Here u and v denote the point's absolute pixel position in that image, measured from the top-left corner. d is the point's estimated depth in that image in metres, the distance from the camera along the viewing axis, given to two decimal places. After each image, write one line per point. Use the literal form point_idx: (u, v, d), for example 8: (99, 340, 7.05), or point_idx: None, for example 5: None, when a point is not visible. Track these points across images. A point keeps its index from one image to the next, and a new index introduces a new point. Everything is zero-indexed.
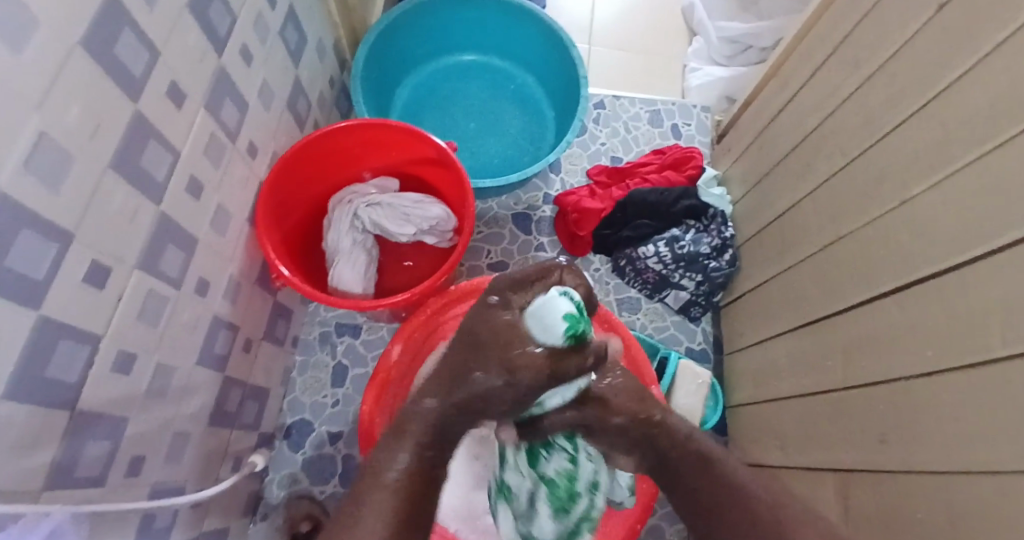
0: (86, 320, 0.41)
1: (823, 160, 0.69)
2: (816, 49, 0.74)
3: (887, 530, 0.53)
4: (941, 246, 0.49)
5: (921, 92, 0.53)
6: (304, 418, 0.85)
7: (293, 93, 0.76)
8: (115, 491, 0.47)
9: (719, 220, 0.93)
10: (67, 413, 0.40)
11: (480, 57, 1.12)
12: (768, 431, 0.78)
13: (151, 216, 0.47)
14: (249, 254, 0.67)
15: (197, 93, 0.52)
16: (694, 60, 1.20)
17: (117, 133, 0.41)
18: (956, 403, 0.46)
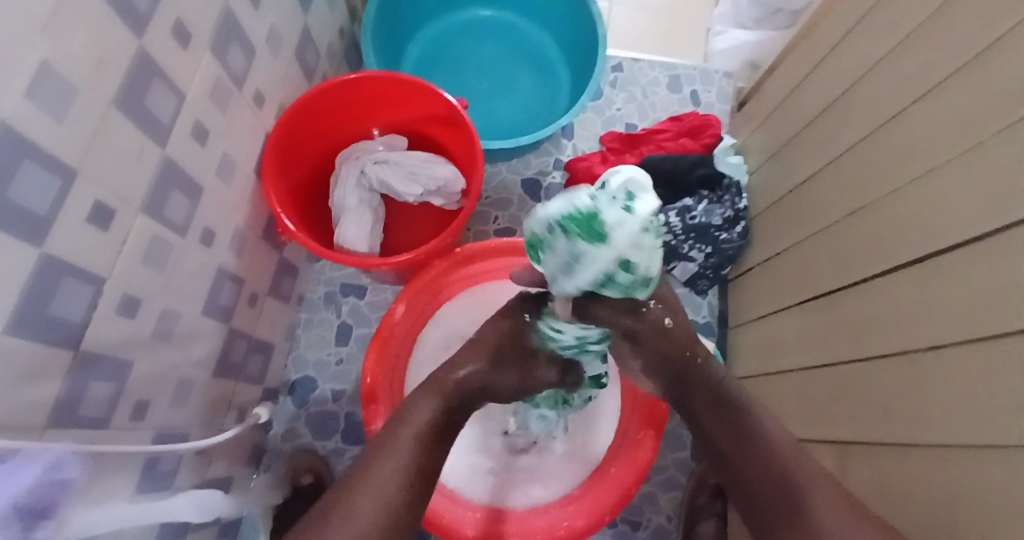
0: (91, 259, 0.41)
1: (848, 130, 0.67)
2: (847, 12, 0.71)
3: (885, 502, 0.53)
4: (960, 219, 0.48)
5: (954, 57, 0.51)
6: (308, 375, 0.86)
7: (301, 42, 0.73)
8: (121, 433, 0.48)
9: (734, 191, 0.91)
10: (71, 352, 0.40)
11: (495, 13, 1.08)
12: (769, 403, 0.78)
13: (156, 159, 0.46)
14: (255, 206, 0.67)
15: (203, 33, 0.50)
16: (720, 24, 1.14)
17: (119, 68, 0.40)
18: (966, 378, 0.45)
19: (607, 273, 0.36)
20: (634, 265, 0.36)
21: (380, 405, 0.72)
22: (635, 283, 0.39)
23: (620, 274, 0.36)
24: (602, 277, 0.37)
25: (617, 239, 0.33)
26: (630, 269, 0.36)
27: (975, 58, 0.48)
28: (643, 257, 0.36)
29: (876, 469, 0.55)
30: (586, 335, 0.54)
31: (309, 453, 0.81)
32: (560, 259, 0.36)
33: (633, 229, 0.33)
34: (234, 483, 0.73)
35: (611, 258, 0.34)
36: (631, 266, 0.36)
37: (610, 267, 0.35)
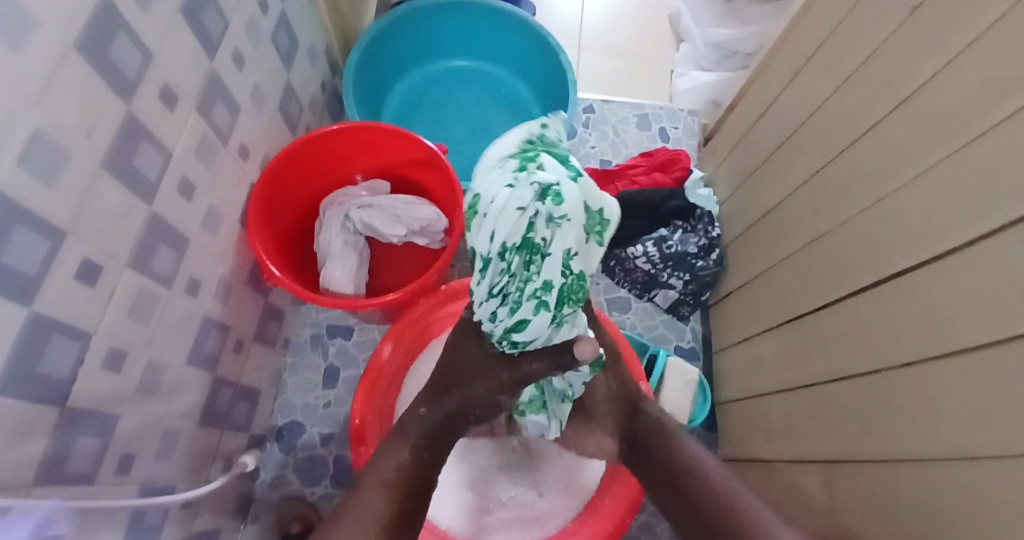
0: (78, 316, 0.42)
1: (804, 161, 0.71)
2: (795, 54, 0.76)
3: (874, 520, 0.54)
4: (914, 241, 0.51)
5: (894, 94, 0.55)
6: (295, 420, 0.85)
7: (284, 96, 0.77)
8: (106, 488, 0.47)
9: (706, 220, 0.95)
10: (57, 409, 0.40)
11: (471, 61, 1.13)
12: (756, 425, 0.79)
13: (143, 215, 0.48)
14: (240, 254, 0.68)
15: (190, 95, 0.53)
16: (681, 65, 1.22)
17: (109, 132, 0.42)
18: (935, 392, 0.47)
19: (543, 233, 0.32)
20: (536, 248, 0.33)
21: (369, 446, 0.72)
22: (537, 276, 0.35)
23: (513, 256, 0.33)
24: (493, 254, 0.33)
25: (504, 196, 0.32)
26: (526, 253, 0.33)
27: (913, 94, 0.53)
28: (574, 216, 0.33)
29: (859, 486, 0.56)
30: (495, 331, 0.43)
31: (298, 500, 0.79)
32: (496, 221, 0.32)
33: (526, 190, 0.31)
34: (220, 535, 0.71)
35: (502, 225, 0.32)
36: (529, 248, 0.33)
37: (501, 241, 0.32)
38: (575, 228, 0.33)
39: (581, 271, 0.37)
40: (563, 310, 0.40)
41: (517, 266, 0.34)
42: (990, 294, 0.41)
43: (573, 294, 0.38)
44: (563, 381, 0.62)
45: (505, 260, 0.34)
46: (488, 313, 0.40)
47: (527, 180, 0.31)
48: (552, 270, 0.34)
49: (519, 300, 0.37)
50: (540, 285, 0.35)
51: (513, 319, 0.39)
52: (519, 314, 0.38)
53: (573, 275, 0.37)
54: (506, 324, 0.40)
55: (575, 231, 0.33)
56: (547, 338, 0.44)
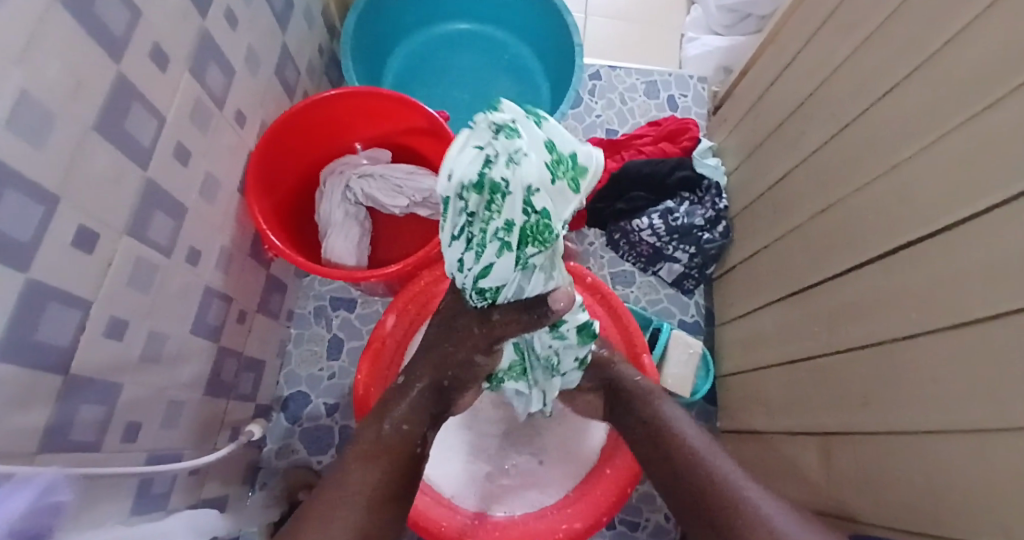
0: (75, 284, 0.41)
1: (817, 128, 0.68)
2: (811, 16, 0.73)
3: (872, 491, 0.54)
4: (928, 210, 0.49)
5: (910, 58, 0.53)
6: (301, 390, 0.86)
7: (280, 61, 0.74)
8: (112, 455, 0.48)
9: (714, 191, 0.93)
10: (59, 377, 0.40)
11: (473, 26, 1.09)
12: (755, 398, 0.80)
13: (138, 182, 0.47)
14: (241, 224, 0.67)
15: (181, 57, 0.51)
16: (692, 31, 1.18)
17: (98, 94, 0.41)
18: (937, 364, 0.46)
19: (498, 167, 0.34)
20: (496, 185, 0.34)
21: None
22: (498, 215, 0.36)
23: (471, 193, 0.35)
24: (452, 192, 0.35)
25: (467, 138, 0.35)
26: (487, 190, 0.34)
27: (931, 56, 0.50)
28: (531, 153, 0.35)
29: (857, 456, 0.57)
30: (464, 283, 0.43)
31: (305, 468, 0.80)
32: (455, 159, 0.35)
33: (485, 131, 0.35)
34: (229, 502, 0.72)
35: (460, 162, 0.34)
36: (490, 185, 0.34)
37: (458, 177, 0.35)
38: (538, 163, 0.35)
39: (547, 214, 0.36)
40: (530, 254, 0.39)
41: (477, 204, 0.36)
42: (1001, 265, 0.40)
43: (538, 238, 0.38)
44: (546, 346, 0.60)
45: (463, 198, 0.35)
46: (456, 265, 0.41)
47: (486, 121, 0.35)
48: (514, 206, 0.35)
49: (483, 243, 0.38)
50: (502, 226, 0.36)
51: (479, 265, 0.39)
52: (483, 258, 0.39)
53: (536, 217, 0.36)
54: (473, 272, 0.41)
55: (536, 165, 0.35)
56: (519, 289, 0.44)
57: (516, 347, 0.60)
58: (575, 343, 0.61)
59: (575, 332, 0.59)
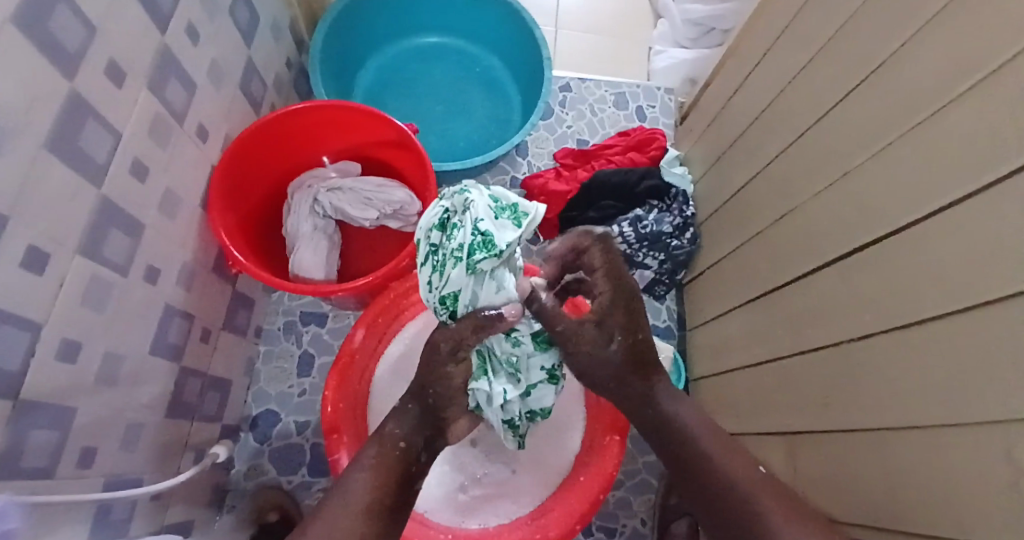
0: (26, 306, 0.39)
1: (775, 137, 0.71)
2: (767, 30, 0.76)
3: (834, 492, 0.55)
4: (883, 214, 0.51)
5: (860, 69, 0.55)
6: (270, 408, 0.84)
7: (245, 74, 0.73)
8: (66, 483, 0.46)
9: (681, 199, 0.95)
10: (10, 402, 0.38)
11: (444, 39, 1.10)
12: (723, 402, 0.81)
13: (93, 199, 0.46)
14: (203, 239, 0.66)
15: (139, 71, 0.50)
16: (659, 44, 1.21)
17: (51, 109, 0.40)
18: (891, 365, 0.48)
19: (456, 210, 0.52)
20: (455, 222, 0.51)
21: (342, 434, 0.69)
22: (454, 239, 0.50)
23: (437, 231, 0.52)
24: (426, 234, 0.53)
25: (439, 200, 0.54)
26: (449, 227, 0.51)
27: (880, 67, 0.52)
28: (476, 194, 0.51)
29: (820, 456, 0.58)
30: (434, 300, 0.53)
31: (274, 489, 0.78)
32: (429, 213, 0.54)
33: (447, 192, 0.54)
34: (195, 527, 0.70)
35: (431, 214, 0.53)
36: (448, 226, 0.52)
37: (428, 224, 0.53)
38: (482, 202, 0.50)
39: (487, 234, 0.49)
40: (477, 260, 0.49)
41: (440, 237, 0.52)
42: (954, 265, 0.42)
43: (483, 249, 0.48)
44: (506, 350, 0.60)
45: (431, 234, 0.53)
46: (427, 286, 0.53)
47: (450, 189, 0.53)
48: (465, 228, 0.49)
49: (445, 260, 0.51)
50: (456, 247, 0.50)
51: (443, 280, 0.51)
52: (445, 272, 0.51)
53: (482, 237, 0.49)
54: (439, 287, 0.51)
55: (481, 203, 0.50)
56: (474, 297, 0.51)
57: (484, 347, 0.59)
58: (537, 351, 0.61)
59: (531, 339, 0.61)
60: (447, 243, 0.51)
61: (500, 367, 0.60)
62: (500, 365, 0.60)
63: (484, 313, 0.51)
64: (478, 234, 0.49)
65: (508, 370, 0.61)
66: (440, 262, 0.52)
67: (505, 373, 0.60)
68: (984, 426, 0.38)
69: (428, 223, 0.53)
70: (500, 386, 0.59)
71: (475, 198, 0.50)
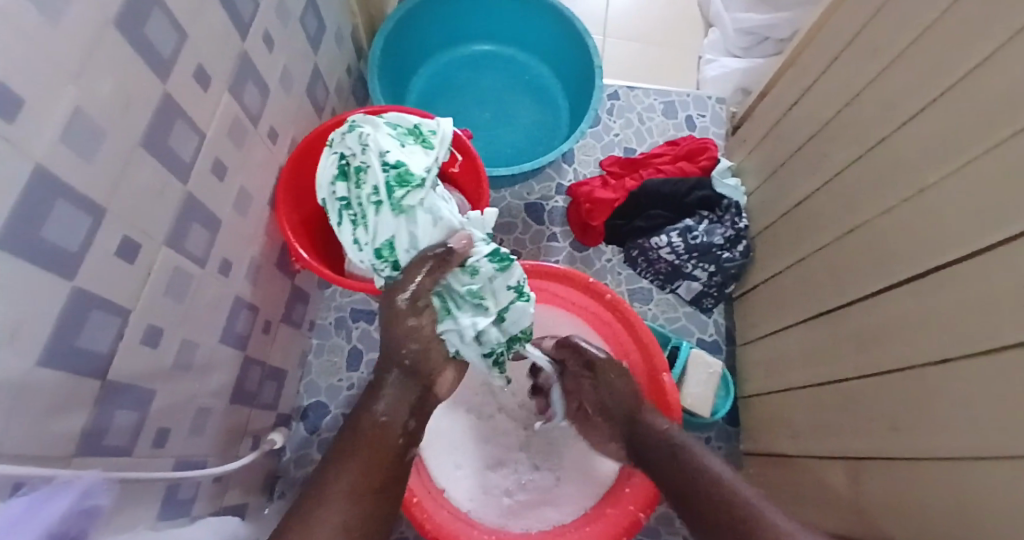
0: (117, 292, 0.42)
1: (840, 151, 0.69)
2: (833, 39, 0.74)
3: (901, 520, 0.53)
4: (960, 233, 0.48)
5: (936, 83, 0.53)
6: (320, 400, 0.86)
7: (311, 80, 0.77)
8: (142, 461, 0.49)
9: (734, 211, 0.93)
10: (97, 381, 0.41)
11: (495, 47, 1.12)
12: (779, 421, 0.79)
13: (179, 194, 0.49)
14: (269, 235, 0.69)
15: (222, 76, 0.53)
16: (710, 52, 1.20)
17: (146, 110, 0.43)
18: (967, 390, 0.46)
19: (333, 169, 0.55)
20: (357, 164, 0.53)
21: None
22: (363, 183, 0.52)
23: (341, 178, 0.54)
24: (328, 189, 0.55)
25: (330, 149, 0.56)
26: (353, 172, 0.53)
27: (959, 81, 0.50)
28: (348, 140, 0.54)
29: (886, 480, 0.56)
30: (370, 258, 0.55)
31: None
32: (322, 168, 0.56)
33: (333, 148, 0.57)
34: (249, 510, 0.73)
35: (329, 165, 0.55)
36: (348, 174, 0.54)
37: (325, 183, 0.55)
38: (382, 138, 0.53)
39: (399, 166, 0.51)
40: (397, 193, 0.51)
41: (352, 186, 0.53)
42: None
43: (403, 182, 0.51)
44: (464, 282, 0.55)
45: (335, 187, 0.54)
46: (357, 240, 0.55)
47: (339, 135, 0.55)
48: (373, 165, 0.52)
49: (366, 206, 0.52)
50: (370, 190, 0.52)
51: (368, 231, 0.53)
52: (367, 221, 0.53)
53: (394, 170, 0.51)
54: (368, 241, 0.53)
55: (378, 139, 0.52)
56: (412, 237, 0.53)
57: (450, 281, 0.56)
58: (497, 273, 0.57)
59: (488, 263, 0.55)
60: (358, 191, 0.53)
61: (463, 296, 0.56)
62: (458, 298, 0.56)
63: (434, 248, 0.52)
64: (358, 174, 0.53)
65: (470, 298, 0.56)
66: (354, 210, 0.54)
67: (466, 302, 0.56)
68: None
69: (327, 174, 0.55)
70: (467, 320, 0.55)
71: (368, 134, 0.53)
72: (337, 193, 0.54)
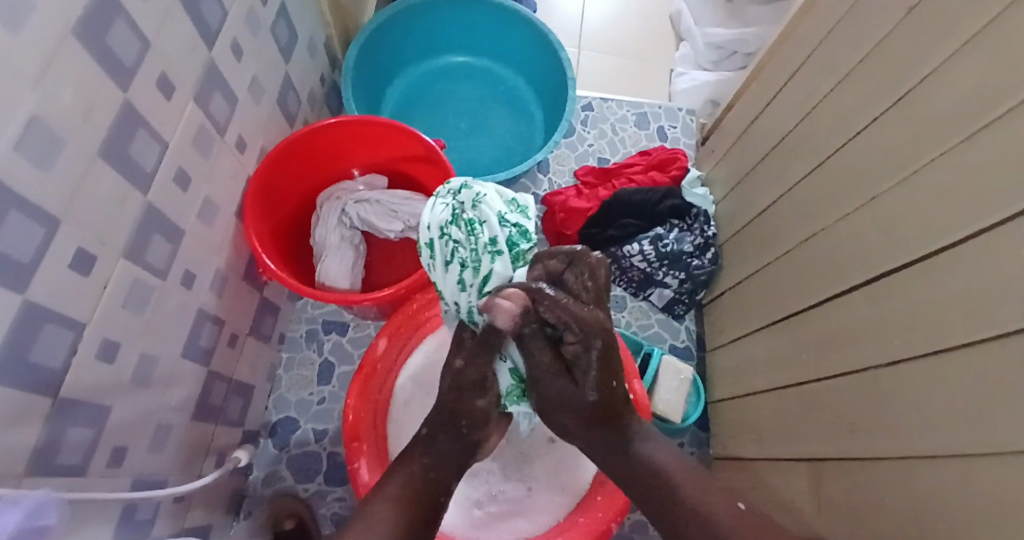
0: (72, 306, 0.41)
1: (800, 160, 0.71)
2: (794, 54, 0.77)
3: (860, 520, 0.54)
4: (911, 239, 0.50)
5: (888, 95, 0.56)
6: (290, 415, 0.85)
7: (282, 90, 0.76)
8: (98, 480, 0.47)
9: (702, 219, 0.95)
10: (50, 397, 0.40)
11: (470, 58, 1.13)
12: (744, 424, 0.80)
13: (139, 205, 0.48)
14: (236, 246, 0.68)
15: (186, 85, 0.52)
16: (681, 65, 1.22)
17: (106, 120, 0.42)
18: (920, 390, 0.48)
19: (449, 214, 0.52)
20: (472, 219, 0.52)
21: (363, 443, 0.70)
22: (483, 235, 0.52)
23: (451, 227, 0.52)
24: (438, 235, 0.53)
25: (437, 201, 0.54)
26: (465, 224, 0.52)
27: (909, 92, 0.53)
28: (472, 194, 0.53)
29: (846, 481, 0.57)
30: (469, 300, 0.54)
31: (291, 496, 0.79)
32: (436, 215, 0.53)
33: (445, 194, 0.54)
34: (213, 530, 0.70)
35: (434, 215, 0.54)
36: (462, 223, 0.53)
37: (438, 225, 0.53)
38: (497, 199, 0.53)
39: (519, 225, 0.54)
40: (518, 248, 0.54)
41: (461, 234, 0.52)
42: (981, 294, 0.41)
43: (521, 240, 0.54)
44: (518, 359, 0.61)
45: (449, 232, 0.52)
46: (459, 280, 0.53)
47: (448, 189, 0.54)
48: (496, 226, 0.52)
49: (477, 256, 0.52)
50: (488, 242, 0.52)
51: (479, 276, 0.53)
52: (482, 269, 0.52)
53: (515, 227, 0.54)
54: (476, 285, 0.53)
55: (495, 202, 0.53)
56: None
57: (509, 373, 0.59)
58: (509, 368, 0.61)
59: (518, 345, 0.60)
60: (471, 243, 0.52)
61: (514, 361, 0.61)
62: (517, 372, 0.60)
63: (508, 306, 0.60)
64: (475, 225, 0.52)
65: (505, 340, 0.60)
66: (460, 257, 0.52)
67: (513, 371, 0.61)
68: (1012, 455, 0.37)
69: (435, 224, 0.53)
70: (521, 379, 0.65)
71: (487, 194, 0.53)
72: (443, 244, 0.53)
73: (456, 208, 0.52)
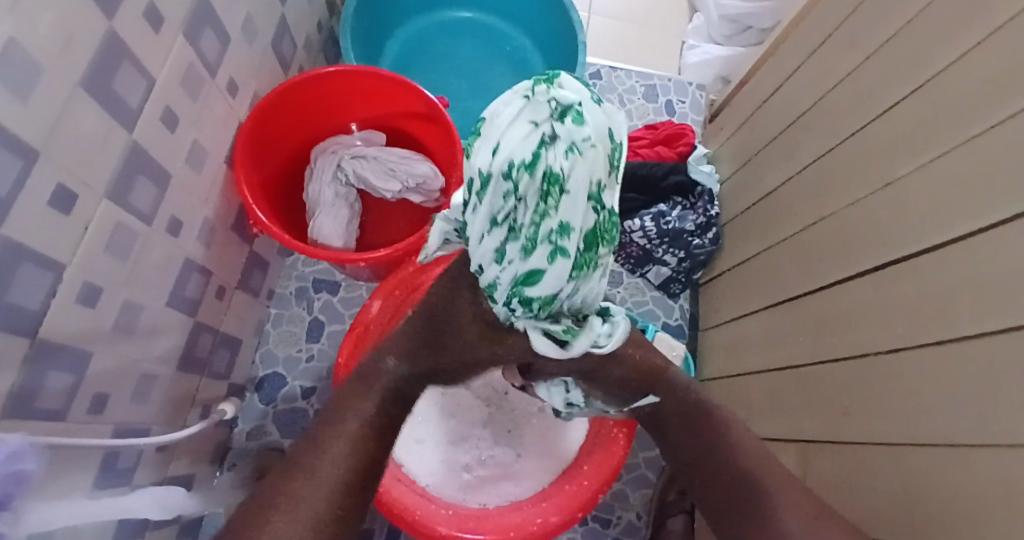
0: (51, 246, 0.39)
1: (813, 142, 0.69)
2: (815, 30, 0.74)
3: (846, 502, 0.55)
4: (921, 229, 0.50)
5: (911, 79, 0.54)
6: (277, 371, 0.84)
7: (277, 33, 0.72)
8: (77, 427, 0.46)
9: (706, 198, 0.93)
10: (29, 340, 0.38)
11: (476, 14, 1.08)
12: (735, 403, 0.81)
13: (123, 143, 0.45)
14: (226, 196, 0.65)
15: (175, 17, 0.49)
16: (693, 38, 1.19)
17: (88, 49, 0.39)
18: (917, 378, 0.48)
19: (523, 149, 0.29)
20: (555, 177, 0.30)
21: None
22: (554, 213, 0.31)
23: (520, 174, 0.30)
24: (496, 171, 0.30)
25: (523, 112, 0.30)
26: (543, 179, 0.30)
27: (931, 78, 0.51)
28: (589, 125, 0.30)
29: (834, 463, 0.58)
30: (500, 284, 0.37)
31: (277, 451, 0.79)
32: (507, 132, 0.30)
33: (543, 106, 0.29)
34: (196, 481, 0.70)
35: (517, 141, 0.29)
36: (537, 169, 0.30)
37: (507, 156, 0.30)
38: (601, 157, 0.31)
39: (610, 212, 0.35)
40: (586, 254, 0.35)
41: (533, 197, 0.30)
42: (986, 287, 0.41)
43: (601, 239, 0.35)
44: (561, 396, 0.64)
45: (513, 178, 0.30)
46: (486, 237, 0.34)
47: (549, 95, 0.29)
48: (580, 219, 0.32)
49: (533, 242, 0.32)
50: (557, 227, 0.32)
51: (525, 268, 0.34)
52: (531, 261, 0.34)
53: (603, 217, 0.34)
54: (517, 275, 0.35)
55: (594, 166, 0.31)
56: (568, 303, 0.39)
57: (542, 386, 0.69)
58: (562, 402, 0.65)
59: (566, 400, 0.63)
60: (536, 213, 0.31)
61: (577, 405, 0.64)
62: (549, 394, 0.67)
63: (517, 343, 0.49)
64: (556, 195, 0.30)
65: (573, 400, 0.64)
66: (515, 225, 0.32)
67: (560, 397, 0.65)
68: (1009, 448, 0.37)
69: (504, 154, 0.30)
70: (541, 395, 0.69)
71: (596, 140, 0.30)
72: (497, 189, 0.31)
73: (548, 140, 0.29)
